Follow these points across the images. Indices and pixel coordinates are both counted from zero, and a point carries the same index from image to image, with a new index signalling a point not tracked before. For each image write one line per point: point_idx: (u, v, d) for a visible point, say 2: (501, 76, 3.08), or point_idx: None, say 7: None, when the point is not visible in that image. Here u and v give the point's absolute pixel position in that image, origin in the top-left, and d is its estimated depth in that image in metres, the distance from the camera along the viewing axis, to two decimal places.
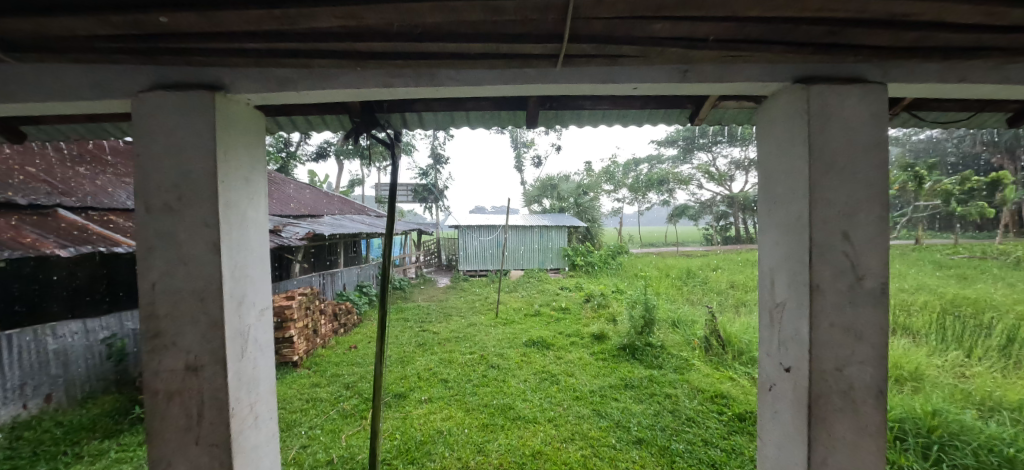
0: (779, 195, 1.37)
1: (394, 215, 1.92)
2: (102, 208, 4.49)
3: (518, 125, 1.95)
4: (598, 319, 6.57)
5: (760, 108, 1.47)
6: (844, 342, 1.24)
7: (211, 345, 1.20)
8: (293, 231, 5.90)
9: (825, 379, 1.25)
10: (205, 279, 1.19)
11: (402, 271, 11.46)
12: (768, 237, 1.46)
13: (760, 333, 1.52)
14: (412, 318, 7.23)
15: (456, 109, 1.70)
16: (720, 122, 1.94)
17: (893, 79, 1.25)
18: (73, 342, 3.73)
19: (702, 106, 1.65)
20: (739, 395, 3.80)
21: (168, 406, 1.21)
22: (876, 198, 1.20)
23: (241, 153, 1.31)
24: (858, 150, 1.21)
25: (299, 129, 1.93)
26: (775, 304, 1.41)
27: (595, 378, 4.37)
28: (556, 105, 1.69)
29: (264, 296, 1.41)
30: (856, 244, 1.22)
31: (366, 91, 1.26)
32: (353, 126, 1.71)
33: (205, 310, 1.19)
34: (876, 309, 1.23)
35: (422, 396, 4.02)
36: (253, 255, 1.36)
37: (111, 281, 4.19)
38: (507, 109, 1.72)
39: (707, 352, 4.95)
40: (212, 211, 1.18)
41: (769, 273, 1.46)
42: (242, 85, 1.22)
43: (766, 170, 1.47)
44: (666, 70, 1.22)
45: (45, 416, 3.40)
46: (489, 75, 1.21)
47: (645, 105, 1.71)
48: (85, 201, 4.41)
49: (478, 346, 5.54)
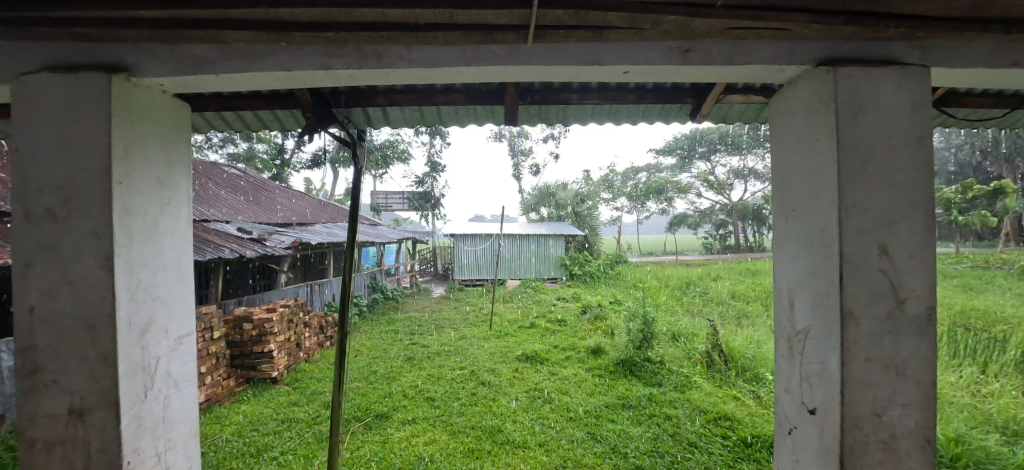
0: (796, 200, 1.16)
1: (356, 226, 1.76)
2: None
3: (499, 123, 1.74)
4: (595, 332, 6.32)
5: (773, 101, 1.28)
6: (884, 380, 1.01)
7: (100, 385, 0.96)
8: (277, 239, 5.65)
9: (861, 426, 1.01)
10: (94, 302, 0.95)
11: (397, 281, 11.20)
12: (783, 251, 1.24)
13: (776, 364, 1.28)
14: (403, 330, 6.96)
15: (425, 103, 1.49)
16: (724, 119, 1.73)
17: (932, 62, 1.04)
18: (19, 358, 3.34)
19: (705, 101, 1.49)
20: (747, 418, 3.51)
21: (46, 461, 0.97)
22: (917, 206, 1.00)
23: (156, 150, 1.09)
24: (894, 147, 1.00)
25: (251, 125, 1.72)
26: (795, 332, 1.17)
27: (591, 397, 4.10)
28: (538, 98, 1.49)
29: (183, 320, 1.17)
30: (895, 260, 1.01)
31: (302, 76, 1.03)
32: (306, 122, 1.50)
33: (94, 342, 0.95)
34: (922, 339, 1.01)
35: (405, 417, 3.74)
36: (169, 272, 1.12)
37: None
38: (482, 104, 1.51)
39: (709, 368, 4.69)
40: (104, 219, 0.94)
41: (784, 293, 1.23)
42: (150, 66, 1.00)
43: (776, 174, 1.27)
44: (662, 50, 1.01)
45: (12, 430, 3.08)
46: (449, 55, 0.99)
47: (639, 100, 1.52)
48: None
49: (468, 360, 5.28)
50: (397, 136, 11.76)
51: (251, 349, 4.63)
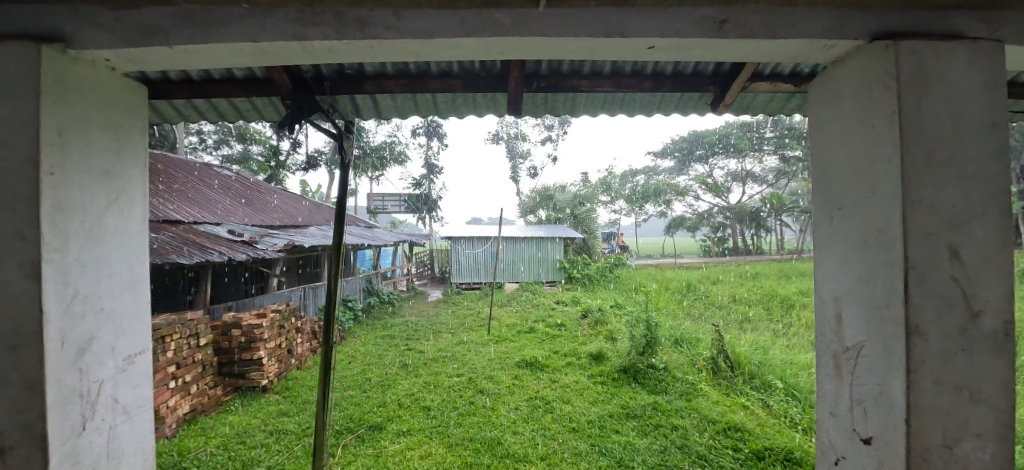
0: (842, 198, 1.02)
1: (343, 227, 1.78)
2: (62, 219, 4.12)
3: (501, 113, 1.59)
4: (595, 337, 6.16)
5: (812, 86, 1.15)
6: (958, 406, 0.86)
7: (23, 416, 0.78)
8: (270, 241, 5.45)
9: (932, 461, 0.86)
10: (13, 319, 0.77)
11: (393, 284, 10.98)
12: (826, 255, 1.09)
13: (819, 384, 1.12)
14: (399, 335, 6.78)
15: (419, 89, 1.34)
16: (746, 109, 1.59)
17: (1000, 36, 0.91)
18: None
19: (730, 89, 1.35)
20: (757, 429, 3.36)
21: None
22: (994, 202, 0.85)
23: (102, 136, 0.92)
24: (965, 132, 0.86)
25: (228, 115, 1.56)
26: (844, 350, 1.02)
27: (593, 405, 3.94)
28: (545, 85, 1.35)
29: (135, 337, 1.00)
30: (967, 266, 0.86)
31: (273, 49, 0.88)
32: (287, 112, 1.34)
33: (14, 365, 0.77)
34: (999, 358, 0.86)
35: (400, 428, 3.56)
36: (117, 280, 0.95)
37: None
38: (482, 90, 1.36)
39: (715, 375, 4.54)
40: (28, 217, 0.77)
41: (828, 303, 1.08)
42: (91, 35, 0.84)
43: (815, 169, 1.13)
44: (694, 20, 0.86)
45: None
46: (445, 22, 0.84)
47: (657, 88, 1.38)
48: None
49: (466, 367, 5.11)
50: (393, 138, 11.62)
51: (240, 356, 4.41)
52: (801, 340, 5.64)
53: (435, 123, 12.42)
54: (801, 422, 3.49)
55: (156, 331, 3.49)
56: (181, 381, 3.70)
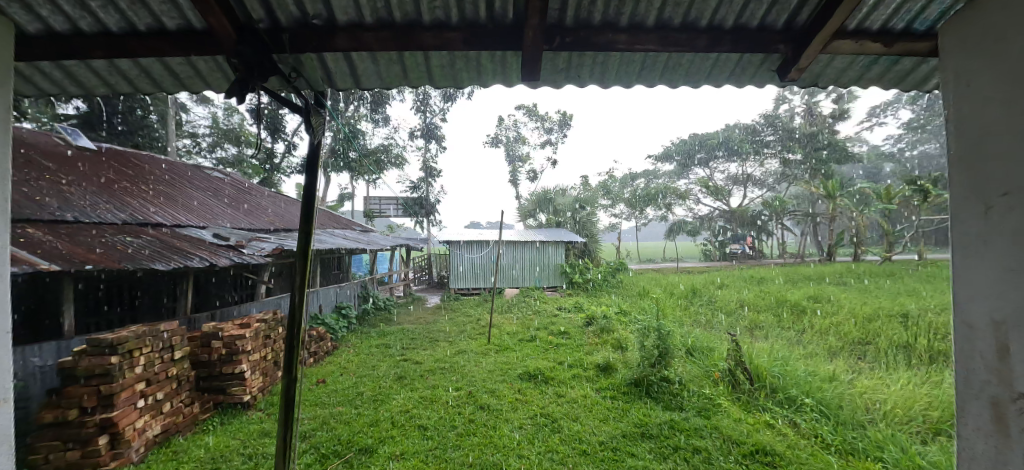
0: (1010, 179, 0.71)
1: (312, 226, 1.45)
2: (44, 221, 3.90)
3: (512, 81, 1.29)
4: (602, 347, 5.83)
5: (949, 37, 0.86)
6: None
7: None
8: (257, 246, 5.11)
9: None
10: None
11: (389, 290, 10.64)
12: (979, 262, 0.78)
13: (971, 443, 0.79)
14: (394, 344, 6.43)
15: (408, 46, 1.04)
16: (820, 71, 1.27)
17: None
18: (46, 362, 3.21)
19: (807, 49, 1.06)
20: (789, 452, 3.01)
21: None
22: None
23: None
24: None
25: (171, 83, 1.27)
26: (1013, 397, 0.71)
27: (603, 424, 3.60)
28: (571, 41, 1.05)
29: None
30: None
31: None
32: (234, 74, 1.04)
33: None
34: None
35: (393, 451, 3.21)
36: None
37: (43, 305, 3.51)
38: (488, 47, 1.06)
39: (733, 389, 4.21)
40: None
41: (985, 332, 0.77)
42: None
43: (960, 145, 0.82)
44: None
45: (23, 442, 2.86)
46: None
47: (712, 46, 1.09)
48: (21, 210, 3.81)
49: (465, 380, 4.76)
50: (390, 140, 11.33)
51: (220, 370, 4.05)
52: (818, 349, 5.33)
53: (433, 125, 12.14)
54: (834, 444, 3.17)
55: (122, 345, 3.12)
56: (151, 399, 3.32)
